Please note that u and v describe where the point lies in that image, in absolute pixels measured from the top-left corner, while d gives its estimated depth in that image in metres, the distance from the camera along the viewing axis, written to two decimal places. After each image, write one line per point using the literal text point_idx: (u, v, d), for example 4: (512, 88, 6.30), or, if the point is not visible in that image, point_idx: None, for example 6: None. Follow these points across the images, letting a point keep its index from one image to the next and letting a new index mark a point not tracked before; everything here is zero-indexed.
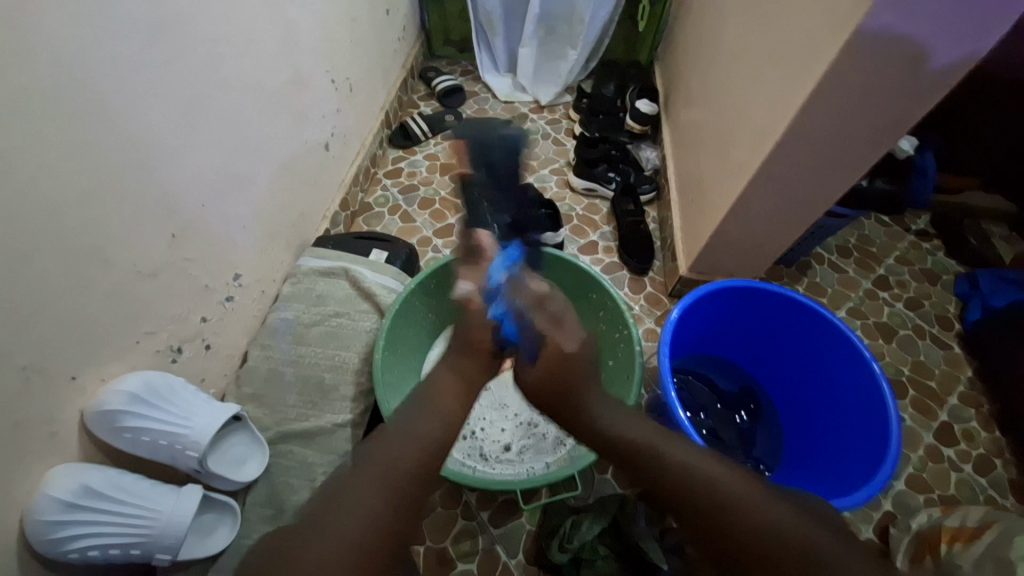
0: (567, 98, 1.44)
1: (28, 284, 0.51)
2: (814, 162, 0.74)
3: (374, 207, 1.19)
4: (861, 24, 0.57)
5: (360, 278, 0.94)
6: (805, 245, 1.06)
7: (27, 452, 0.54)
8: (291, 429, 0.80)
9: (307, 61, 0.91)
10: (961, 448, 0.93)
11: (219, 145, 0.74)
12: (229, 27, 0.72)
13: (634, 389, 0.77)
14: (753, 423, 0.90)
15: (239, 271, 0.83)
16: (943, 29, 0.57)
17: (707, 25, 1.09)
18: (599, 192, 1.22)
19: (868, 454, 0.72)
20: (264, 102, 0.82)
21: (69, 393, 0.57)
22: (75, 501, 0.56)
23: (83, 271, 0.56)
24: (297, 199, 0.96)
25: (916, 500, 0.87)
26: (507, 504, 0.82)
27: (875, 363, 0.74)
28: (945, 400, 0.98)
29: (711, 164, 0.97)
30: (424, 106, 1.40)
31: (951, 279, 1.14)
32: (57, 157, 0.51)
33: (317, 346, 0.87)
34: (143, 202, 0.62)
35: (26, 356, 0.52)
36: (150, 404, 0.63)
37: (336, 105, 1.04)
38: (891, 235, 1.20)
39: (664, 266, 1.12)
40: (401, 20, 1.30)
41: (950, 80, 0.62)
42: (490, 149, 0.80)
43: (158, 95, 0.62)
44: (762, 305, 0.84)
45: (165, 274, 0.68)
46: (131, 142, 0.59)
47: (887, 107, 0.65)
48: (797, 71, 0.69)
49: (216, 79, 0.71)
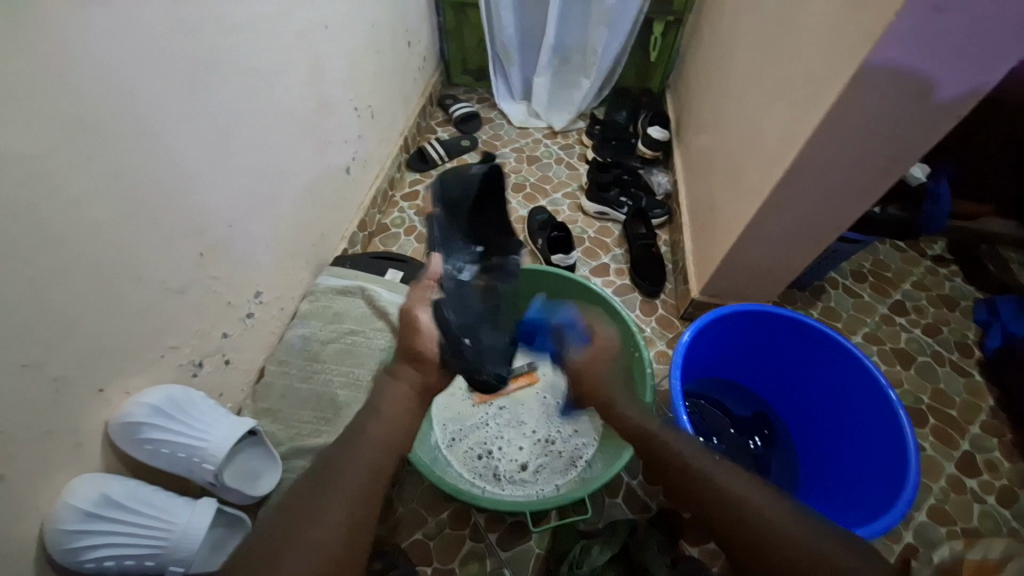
0: (580, 124, 1.48)
1: (67, 297, 0.54)
2: (826, 187, 0.74)
3: (390, 228, 1.22)
4: (867, 57, 0.59)
5: (376, 297, 0.96)
6: (818, 269, 1.06)
7: (53, 459, 0.56)
8: (304, 444, 0.80)
9: (333, 91, 0.96)
10: (985, 479, 0.90)
11: (247, 169, 0.77)
12: (262, 61, 0.77)
13: (646, 400, 0.77)
14: (768, 450, 0.89)
15: (260, 288, 0.85)
16: (950, 62, 0.58)
17: (717, 56, 1.13)
18: (611, 215, 1.24)
19: (886, 482, 0.70)
20: (292, 130, 0.87)
21: (96, 404, 0.59)
22: (93, 510, 0.58)
23: (115, 287, 0.59)
24: (318, 220, 0.99)
25: (939, 534, 0.84)
26: (516, 527, 0.81)
27: (890, 390, 0.73)
28: (967, 429, 0.95)
29: (722, 189, 0.98)
30: (441, 131, 1.45)
31: (970, 305, 1.12)
32: (97, 178, 0.55)
33: (332, 363, 0.89)
34: (175, 220, 0.66)
35: (58, 368, 0.54)
36: (170, 416, 0.64)
37: (358, 132, 1.09)
38: (906, 260, 1.19)
39: (676, 288, 1.12)
40: (421, 51, 1.36)
41: (960, 111, 0.62)
42: (443, 188, 0.80)
43: (192, 123, 0.66)
44: (774, 329, 0.84)
45: (191, 290, 0.70)
46: (165, 165, 0.63)
47: (896, 136, 0.66)
48: (806, 101, 0.71)
49: (247, 106, 0.75)
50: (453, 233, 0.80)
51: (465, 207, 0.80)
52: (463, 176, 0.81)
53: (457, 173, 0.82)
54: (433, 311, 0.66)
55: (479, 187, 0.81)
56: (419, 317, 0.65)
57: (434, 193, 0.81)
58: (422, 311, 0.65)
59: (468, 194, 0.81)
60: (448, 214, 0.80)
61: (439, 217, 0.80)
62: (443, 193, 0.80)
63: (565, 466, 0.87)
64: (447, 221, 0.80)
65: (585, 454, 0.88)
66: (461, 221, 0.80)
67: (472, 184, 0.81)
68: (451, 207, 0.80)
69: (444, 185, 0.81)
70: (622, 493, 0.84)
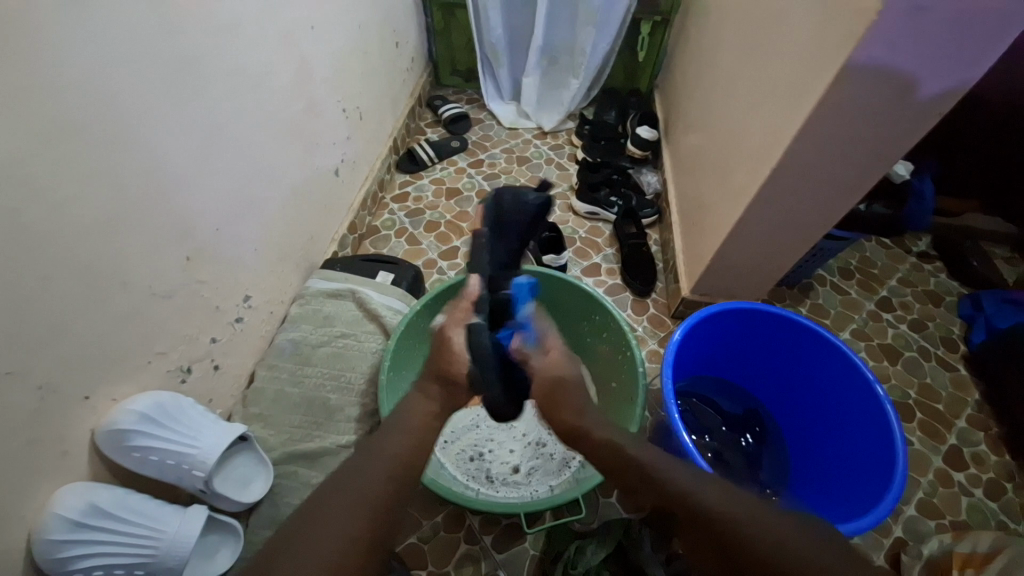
0: (569, 124, 1.48)
1: (50, 303, 0.53)
2: (812, 185, 0.75)
3: (381, 230, 1.22)
4: (850, 57, 0.60)
5: (367, 299, 0.95)
6: (806, 267, 1.07)
7: (38, 469, 0.55)
8: (296, 449, 0.80)
9: (320, 92, 0.96)
10: (971, 473, 0.91)
11: (234, 172, 0.77)
12: (247, 63, 0.76)
13: (634, 428, 0.75)
14: (759, 447, 0.89)
15: (249, 292, 0.85)
16: (930, 61, 0.59)
17: (704, 56, 1.14)
18: (601, 215, 1.24)
19: (875, 477, 0.71)
20: (280, 132, 0.86)
21: (82, 411, 0.58)
22: (81, 520, 0.57)
23: (101, 293, 0.58)
24: (307, 223, 0.98)
25: (927, 527, 0.85)
26: (511, 529, 0.81)
27: (878, 386, 0.74)
28: (953, 423, 0.97)
29: (711, 188, 0.99)
30: (431, 133, 1.45)
31: (954, 301, 1.14)
32: (80, 182, 0.54)
33: (323, 367, 0.88)
34: (161, 224, 0.65)
35: (42, 375, 0.53)
36: (159, 423, 0.63)
37: (347, 133, 1.08)
38: (891, 257, 1.21)
39: (667, 287, 1.13)
40: (410, 52, 1.35)
41: (940, 109, 0.64)
42: (503, 208, 0.72)
43: (178, 126, 0.65)
44: (764, 327, 0.85)
45: (179, 295, 0.69)
46: (151, 169, 0.62)
47: (879, 135, 0.67)
48: (791, 101, 0.72)
49: (232, 108, 0.74)
50: (500, 252, 0.71)
51: (521, 231, 0.73)
52: (521, 197, 0.73)
53: (516, 195, 0.73)
54: (470, 336, 0.64)
55: (535, 214, 0.74)
56: (452, 339, 0.65)
57: (490, 208, 0.72)
58: (457, 334, 0.65)
59: (524, 218, 0.73)
60: (496, 231, 0.71)
61: (486, 234, 0.71)
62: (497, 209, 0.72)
63: (559, 467, 0.87)
64: (495, 238, 0.71)
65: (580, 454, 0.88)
66: (510, 244, 0.72)
67: (530, 210, 0.74)
68: (509, 229, 0.72)
69: (508, 205, 0.72)
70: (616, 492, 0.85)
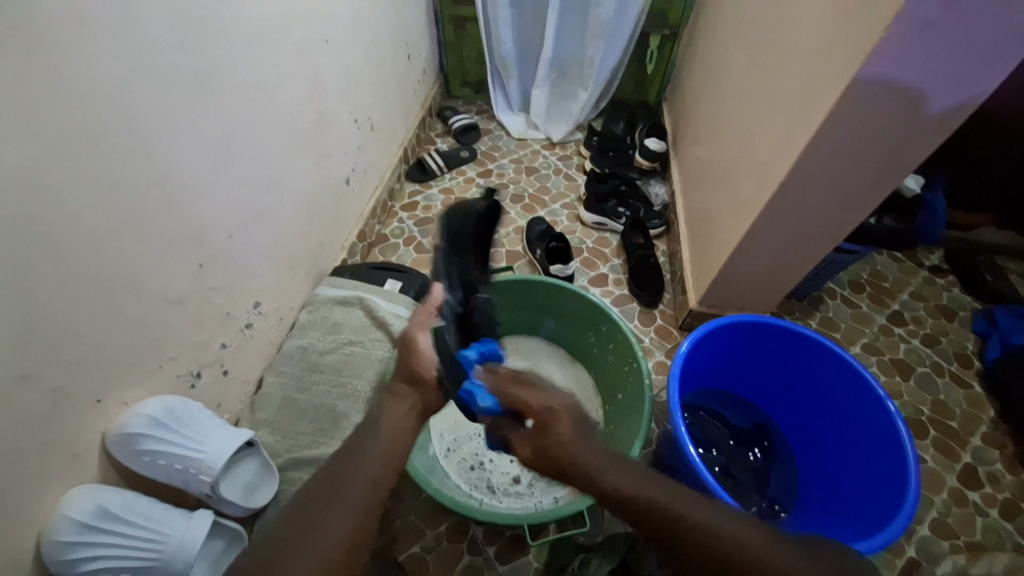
0: (577, 136, 1.50)
1: (66, 307, 0.54)
2: (821, 199, 0.75)
3: (390, 238, 1.23)
4: (858, 72, 0.60)
5: (374, 307, 0.96)
6: (816, 280, 1.06)
7: (50, 470, 0.56)
8: (302, 456, 0.80)
9: (333, 103, 0.98)
10: (987, 492, 0.89)
11: (247, 180, 0.78)
12: (262, 75, 0.78)
13: (634, 453, 0.74)
14: (768, 462, 0.88)
15: (259, 299, 0.86)
16: (940, 76, 0.59)
17: (712, 69, 1.14)
18: (609, 226, 1.25)
19: (886, 496, 0.69)
20: (292, 142, 0.88)
21: (94, 415, 0.59)
22: (89, 522, 0.57)
23: (115, 298, 0.59)
24: (317, 231, 1.00)
25: (941, 548, 0.83)
26: (514, 540, 0.81)
27: (889, 402, 0.73)
28: (968, 441, 0.95)
29: (718, 200, 0.99)
30: (440, 143, 1.47)
31: (968, 316, 1.12)
32: (98, 190, 0.56)
33: (330, 374, 0.89)
34: (174, 232, 0.66)
35: (55, 379, 0.54)
36: (167, 428, 0.64)
37: (358, 143, 1.10)
38: (903, 271, 1.20)
39: (674, 298, 1.13)
40: (421, 64, 1.38)
41: (951, 123, 0.63)
42: (454, 223, 0.82)
43: (193, 136, 0.67)
44: (772, 341, 0.84)
45: (190, 300, 0.70)
46: (167, 178, 0.64)
47: (888, 148, 0.67)
48: (798, 115, 0.72)
49: (247, 119, 0.76)
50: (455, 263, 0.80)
51: (471, 242, 0.82)
52: (470, 211, 0.84)
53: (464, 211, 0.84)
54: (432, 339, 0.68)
55: (482, 226, 0.84)
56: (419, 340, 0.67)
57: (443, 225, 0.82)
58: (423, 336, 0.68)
59: (472, 230, 0.83)
60: (452, 245, 0.81)
61: (443, 250, 0.80)
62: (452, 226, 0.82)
63: None
64: (451, 250, 0.80)
65: None
66: (467, 254, 0.81)
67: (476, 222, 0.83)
68: (459, 241, 0.81)
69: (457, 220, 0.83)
70: None
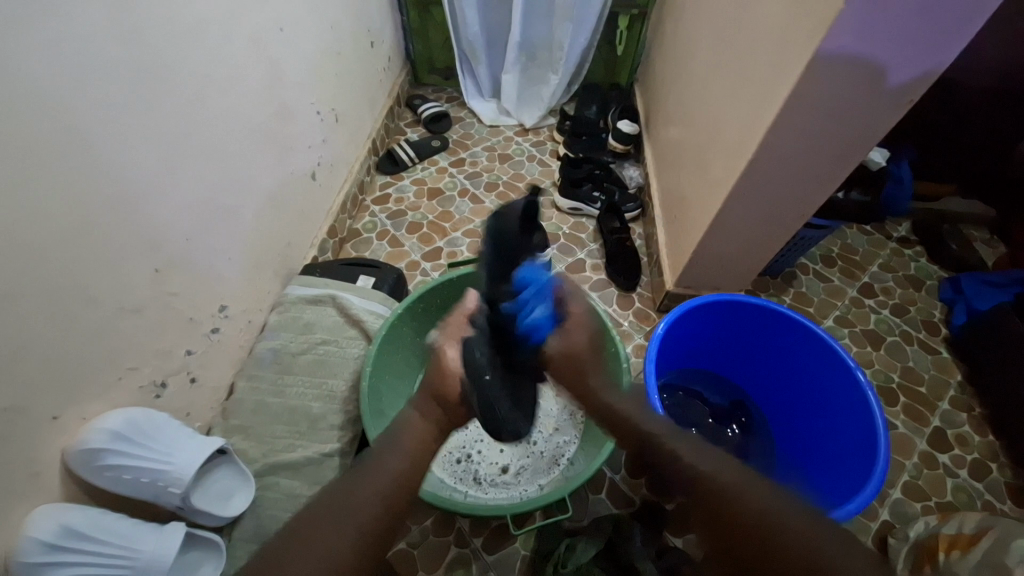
0: (551, 121, 1.48)
1: (13, 323, 0.51)
2: (790, 176, 0.76)
3: (362, 233, 1.20)
4: (820, 46, 0.59)
5: (347, 305, 0.93)
6: (788, 256, 1.08)
7: (8, 494, 0.53)
8: (278, 460, 0.79)
9: (292, 96, 0.94)
10: (955, 453, 0.93)
11: (203, 180, 0.75)
12: (213, 68, 0.74)
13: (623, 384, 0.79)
14: (745, 437, 0.90)
15: (225, 302, 0.83)
16: (900, 49, 0.59)
17: (680, 48, 1.13)
18: (584, 211, 1.24)
19: (859, 463, 0.71)
20: (249, 137, 0.84)
21: (51, 433, 0.57)
22: (57, 542, 0.55)
23: (65, 311, 0.56)
24: (283, 229, 0.97)
25: (913, 509, 0.86)
26: (501, 529, 0.81)
27: (860, 373, 0.74)
28: (936, 405, 0.98)
29: (691, 181, 0.99)
30: (410, 132, 1.44)
31: (935, 285, 1.15)
32: (38, 199, 0.52)
33: (304, 375, 0.87)
34: (127, 237, 0.63)
35: (7, 397, 0.51)
36: (132, 441, 0.62)
37: (322, 136, 1.07)
38: (873, 243, 1.22)
39: (652, 281, 1.13)
40: (386, 51, 1.34)
41: (911, 96, 0.64)
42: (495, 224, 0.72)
43: (142, 136, 0.63)
44: (747, 318, 0.85)
45: (149, 308, 0.68)
46: (114, 181, 0.60)
47: (852, 123, 0.68)
48: (764, 92, 0.72)
49: (200, 114, 0.72)
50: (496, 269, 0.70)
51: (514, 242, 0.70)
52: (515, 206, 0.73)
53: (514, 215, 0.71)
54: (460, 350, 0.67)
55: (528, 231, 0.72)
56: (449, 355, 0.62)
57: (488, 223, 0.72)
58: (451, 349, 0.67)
59: (519, 231, 0.71)
60: (496, 247, 0.71)
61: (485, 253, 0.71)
62: (497, 226, 0.71)
63: (548, 465, 0.87)
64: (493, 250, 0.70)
65: (568, 451, 0.88)
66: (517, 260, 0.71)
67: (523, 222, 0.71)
68: (504, 246, 0.70)
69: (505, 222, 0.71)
70: (605, 488, 0.85)
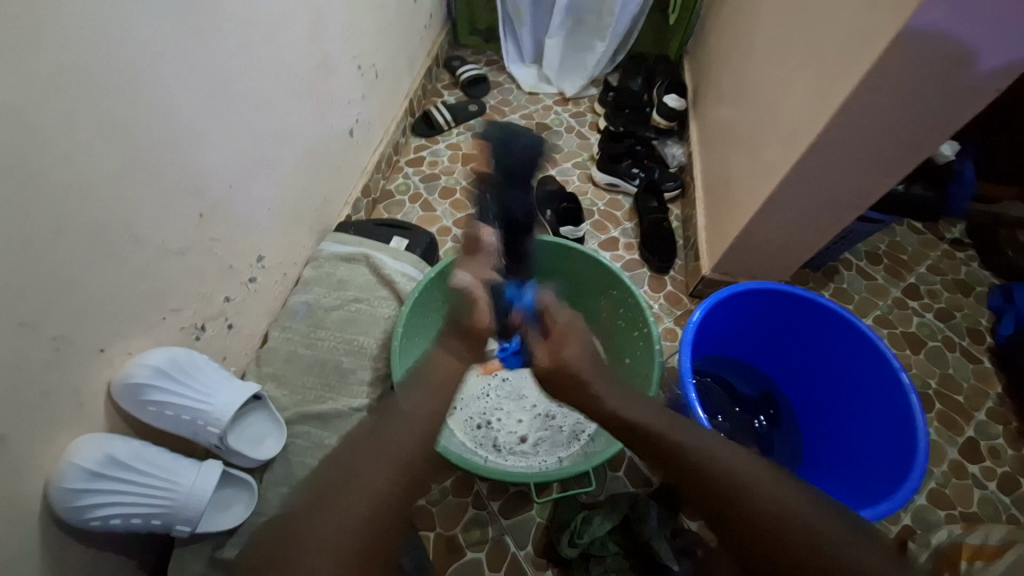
0: (592, 92, 1.42)
1: (63, 256, 0.52)
2: (851, 166, 0.72)
3: (395, 195, 1.19)
4: (907, 23, 0.55)
5: (381, 265, 0.94)
6: (833, 251, 1.04)
7: (55, 419, 0.55)
8: (308, 410, 0.81)
9: (335, 47, 0.91)
10: (987, 465, 0.90)
11: (246, 129, 0.74)
12: (261, 11, 0.72)
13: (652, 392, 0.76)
14: (772, 430, 0.89)
15: (262, 252, 0.84)
16: (995, 30, 0.54)
17: (741, 19, 1.06)
18: (622, 187, 1.20)
19: (894, 465, 0.70)
20: (291, 87, 0.82)
21: (97, 365, 0.59)
22: (98, 470, 0.58)
23: (113, 249, 0.57)
24: (319, 185, 0.96)
25: (935, 516, 0.85)
26: (519, 496, 0.82)
27: (903, 374, 0.72)
28: (972, 415, 0.95)
29: (740, 162, 0.94)
30: (448, 95, 1.40)
31: (984, 291, 1.10)
32: (91, 134, 0.52)
33: (336, 331, 0.88)
34: (171, 180, 0.63)
35: (56, 327, 0.53)
36: (174, 380, 0.64)
37: (362, 93, 1.04)
38: (923, 243, 1.16)
39: (686, 265, 1.10)
40: (428, 8, 1.29)
41: (1000, 84, 0.58)
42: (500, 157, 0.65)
43: (191, 81, 0.62)
44: (788, 308, 0.82)
45: (192, 252, 0.68)
46: (161, 122, 0.60)
47: (928, 111, 0.63)
48: (834, 70, 0.67)
49: (246, 60, 0.71)
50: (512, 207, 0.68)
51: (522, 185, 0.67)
52: (525, 139, 0.66)
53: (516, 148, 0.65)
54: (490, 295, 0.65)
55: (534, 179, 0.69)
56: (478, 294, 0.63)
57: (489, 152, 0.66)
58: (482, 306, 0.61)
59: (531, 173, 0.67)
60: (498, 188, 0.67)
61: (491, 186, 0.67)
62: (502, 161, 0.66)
63: (568, 438, 0.87)
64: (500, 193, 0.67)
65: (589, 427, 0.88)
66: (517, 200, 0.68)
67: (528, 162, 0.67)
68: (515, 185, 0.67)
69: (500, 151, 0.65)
70: (624, 467, 0.85)
